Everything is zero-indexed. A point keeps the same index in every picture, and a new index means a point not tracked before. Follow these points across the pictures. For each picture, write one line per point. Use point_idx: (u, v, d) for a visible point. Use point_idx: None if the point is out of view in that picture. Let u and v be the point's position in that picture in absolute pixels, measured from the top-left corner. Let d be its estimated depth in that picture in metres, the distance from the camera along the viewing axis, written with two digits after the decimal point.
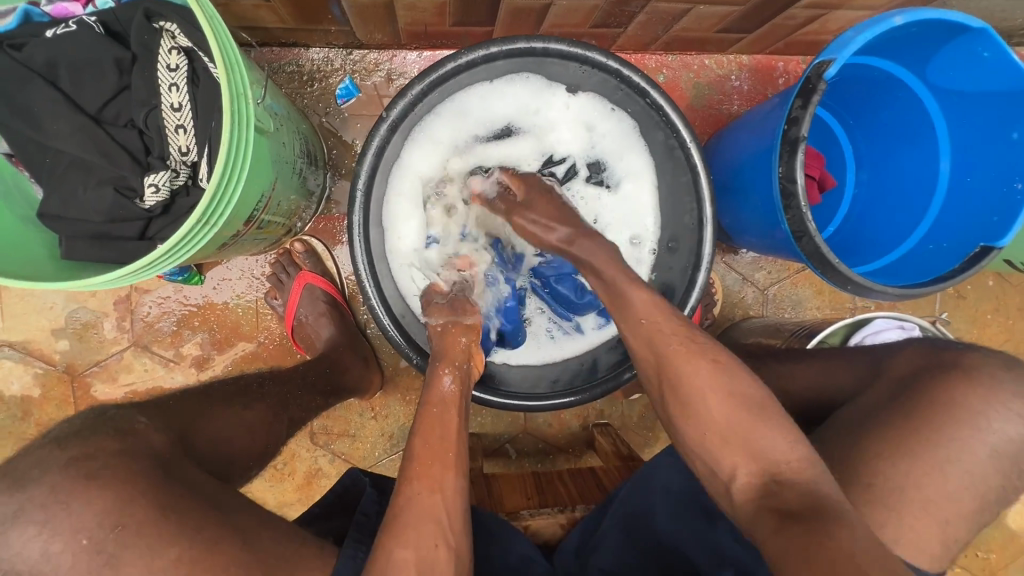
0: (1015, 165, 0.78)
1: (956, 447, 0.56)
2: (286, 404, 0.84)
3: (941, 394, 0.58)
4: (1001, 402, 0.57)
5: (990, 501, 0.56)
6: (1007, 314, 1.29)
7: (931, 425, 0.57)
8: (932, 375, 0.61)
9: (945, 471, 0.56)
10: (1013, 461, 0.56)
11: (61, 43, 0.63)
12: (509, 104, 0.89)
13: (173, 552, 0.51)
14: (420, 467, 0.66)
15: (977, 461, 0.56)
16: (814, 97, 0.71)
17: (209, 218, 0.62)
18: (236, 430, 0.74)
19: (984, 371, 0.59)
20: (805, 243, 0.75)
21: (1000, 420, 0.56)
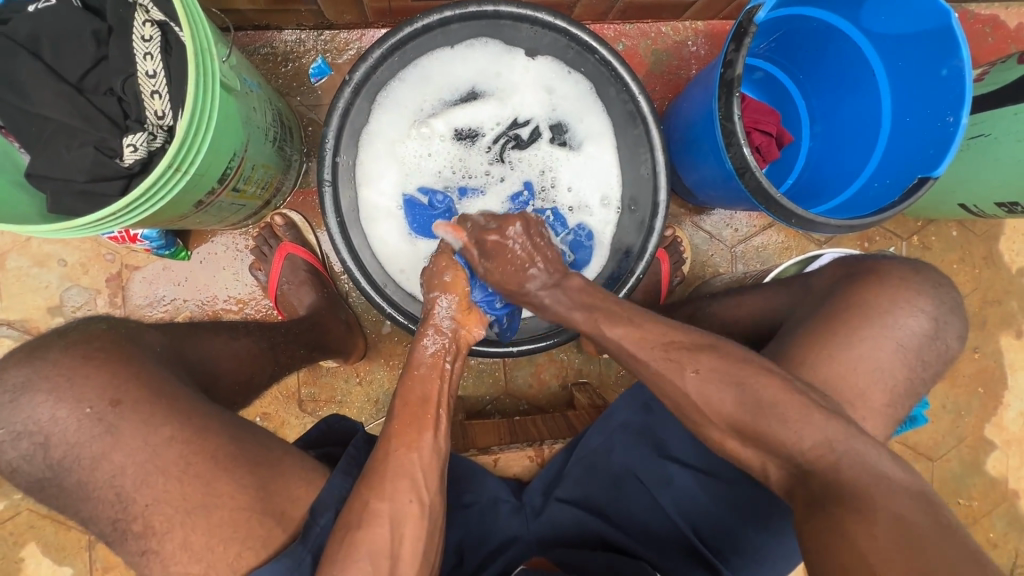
0: (947, 99, 0.83)
1: (865, 346, 0.62)
2: (273, 345, 0.88)
3: (855, 295, 0.65)
4: (908, 299, 0.63)
5: (902, 393, 0.62)
6: (973, 263, 1.34)
7: (846, 325, 0.63)
8: (852, 284, 0.66)
9: (858, 368, 0.62)
10: (919, 353, 0.63)
11: (44, 18, 0.69)
12: (470, 69, 0.95)
13: (167, 430, 0.58)
14: (399, 427, 0.64)
15: (887, 357, 0.62)
16: (746, 40, 0.76)
17: (180, 166, 0.68)
18: (224, 352, 0.78)
19: (893, 274, 0.66)
20: (749, 179, 0.80)
21: (906, 314, 0.62)
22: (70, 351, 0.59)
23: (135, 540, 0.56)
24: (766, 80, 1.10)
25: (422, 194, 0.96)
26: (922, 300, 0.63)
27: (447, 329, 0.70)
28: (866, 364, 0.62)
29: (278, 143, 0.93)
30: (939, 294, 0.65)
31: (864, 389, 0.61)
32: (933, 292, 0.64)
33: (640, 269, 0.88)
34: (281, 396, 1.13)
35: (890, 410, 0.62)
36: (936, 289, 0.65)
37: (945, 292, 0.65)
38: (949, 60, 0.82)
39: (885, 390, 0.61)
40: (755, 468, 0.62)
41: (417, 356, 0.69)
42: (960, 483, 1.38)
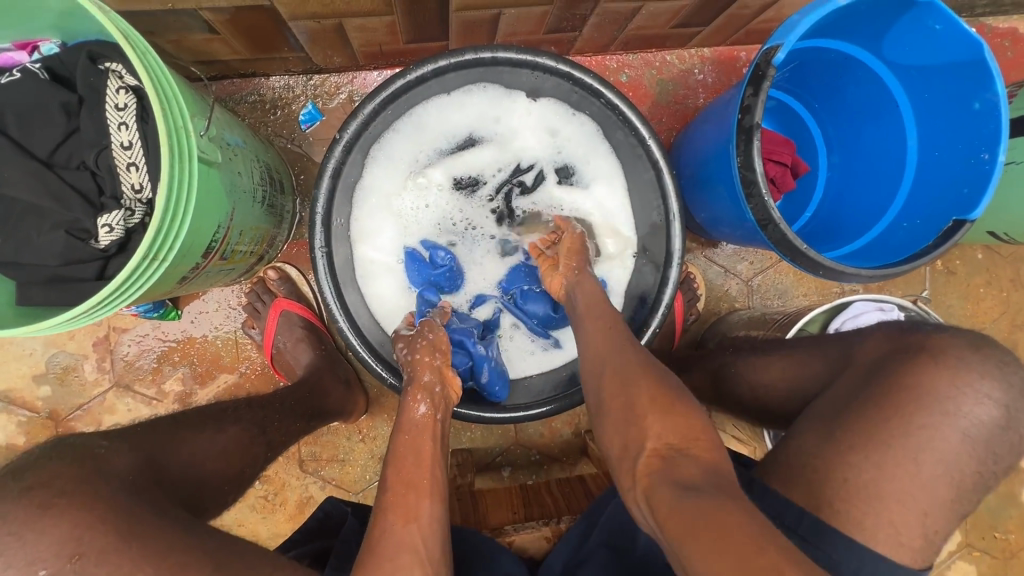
0: (981, 135, 0.77)
1: (926, 434, 0.54)
2: (266, 428, 0.81)
3: (905, 376, 0.57)
4: (970, 383, 0.55)
5: (969, 488, 0.54)
6: (1000, 286, 1.27)
7: (898, 410, 0.55)
8: (900, 362, 0.59)
9: (919, 458, 0.54)
10: (986, 443, 0.54)
11: (9, 92, 0.64)
12: (468, 115, 0.89)
13: None
14: (398, 517, 0.59)
15: (951, 445, 0.54)
16: (765, 84, 0.71)
17: (159, 253, 0.62)
18: (208, 454, 0.70)
19: (950, 352, 0.57)
20: (771, 231, 0.74)
21: (969, 402, 0.54)
22: (24, 499, 0.47)
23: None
24: (780, 108, 1.04)
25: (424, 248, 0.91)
26: (988, 383, 0.55)
27: (436, 389, 0.72)
28: (930, 454, 0.54)
29: (267, 202, 0.88)
30: (1007, 374, 0.56)
31: (927, 482, 0.54)
32: (999, 373, 0.56)
33: (655, 321, 0.85)
34: (280, 456, 1.08)
35: (955, 505, 0.54)
36: (1002, 368, 0.56)
37: (1013, 371, 0.57)
38: (982, 93, 0.76)
39: (951, 485, 0.54)
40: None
41: (407, 416, 0.69)
42: (996, 516, 1.32)
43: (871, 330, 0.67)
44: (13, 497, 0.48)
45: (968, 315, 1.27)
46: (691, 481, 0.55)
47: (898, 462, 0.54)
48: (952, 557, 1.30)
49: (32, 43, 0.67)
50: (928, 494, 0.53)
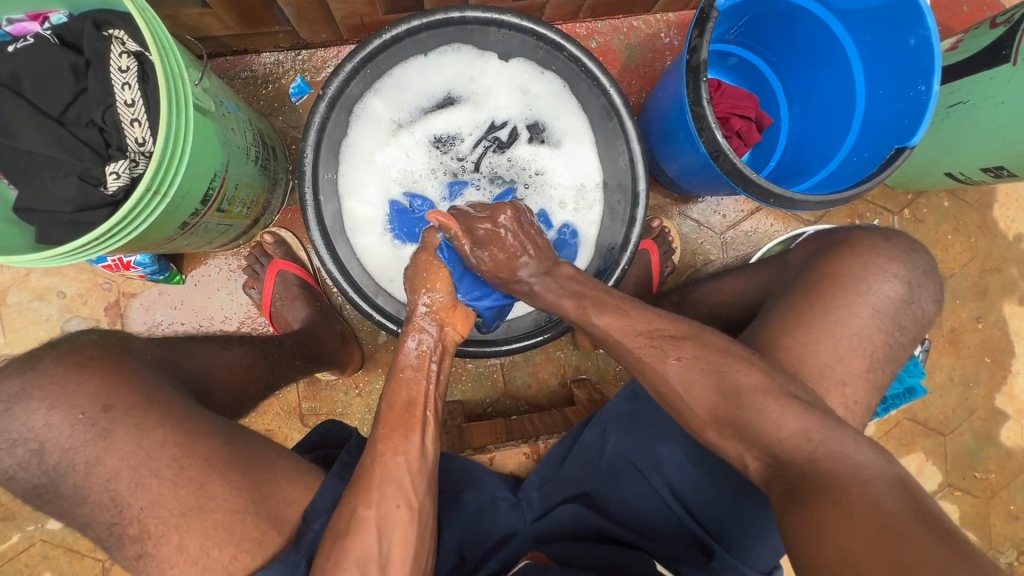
0: (917, 68, 0.83)
1: (842, 312, 0.63)
2: (268, 356, 0.88)
3: (828, 263, 0.67)
4: (880, 265, 0.65)
5: (881, 359, 0.63)
6: (968, 232, 1.32)
7: (821, 295, 0.64)
8: (826, 254, 0.68)
9: (837, 334, 0.63)
10: (894, 317, 0.64)
11: (24, 57, 0.72)
12: (444, 75, 0.96)
13: (159, 433, 0.59)
14: (386, 431, 0.65)
15: (864, 320, 0.63)
16: (709, 25, 0.77)
17: (160, 188, 0.69)
18: (217, 361, 0.79)
19: (866, 241, 0.67)
20: (723, 162, 0.80)
21: (880, 280, 0.64)
22: (62, 360, 0.60)
23: (131, 544, 0.57)
24: (741, 65, 1.10)
25: (408, 199, 0.98)
26: (892, 264, 0.65)
27: (434, 329, 0.71)
28: (843, 329, 0.62)
29: (261, 163, 0.95)
30: (911, 261, 0.67)
31: (843, 353, 0.62)
32: (903, 258, 0.66)
33: (625, 259, 0.88)
34: (282, 411, 1.14)
35: (871, 376, 0.63)
36: (908, 256, 0.67)
37: (917, 258, 0.67)
38: (915, 30, 0.82)
39: (864, 356, 0.62)
40: (744, 462, 0.62)
41: (402, 357, 0.69)
42: (975, 456, 1.36)
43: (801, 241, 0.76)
44: (54, 358, 0.60)
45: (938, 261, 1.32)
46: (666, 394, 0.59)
47: (817, 340, 0.63)
48: (936, 497, 1.34)
49: (43, 14, 0.75)
50: (845, 364, 0.61)
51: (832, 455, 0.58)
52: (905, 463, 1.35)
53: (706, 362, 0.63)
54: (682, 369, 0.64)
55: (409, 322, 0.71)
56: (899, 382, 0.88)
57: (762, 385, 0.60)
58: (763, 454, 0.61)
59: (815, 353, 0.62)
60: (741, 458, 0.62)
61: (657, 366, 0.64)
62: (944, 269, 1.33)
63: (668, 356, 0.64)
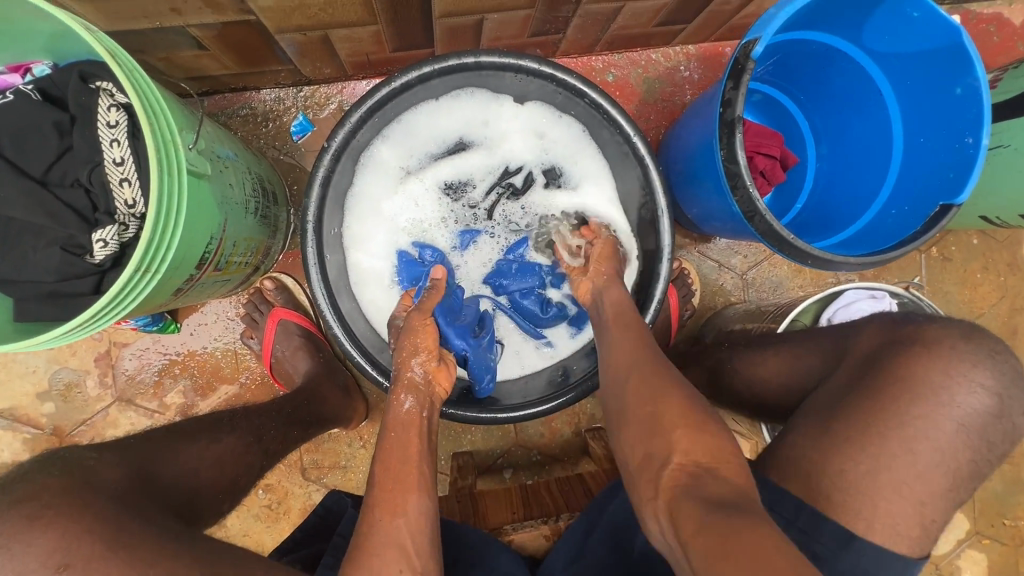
0: (964, 120, 0.78)
1: (922, 424, 0.54)
2: (262, 436, 0.80)
3: (902, 364, 0.57)
4: (966, 372, 0.55)
5: (964, 476, 0.55)
6: (997, 270, 1.27)
7: (895, 403, 0.55)
8: (898, 353, 0.58)
9: (917, 449, 0.54)
10: (981, 432, 0.54)
11: (4, 114, 0.66)
12: (456, 119, 0.89)
13: None
14: (383, 494, 0.61)
15: (946, 434, 0.54)
16: (745, 77, 0.71)
17: (150, 267, 0.64)
18: (204, 455, 0.70)
19: (944, 344, 0.57)
20: (758, 222, 0.75)
21: (965, 391, 0.54)
22: (15, 505, 0.51)
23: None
24: (766, 102, 1.05)
25: (416, 250, 0.92)
26: (979, 371, 0.55)
27: (423, 384, 0.71)
28: (924, 444, 0.54)
29: (260, 213, 0.89)
30: (998, 363, 0.57)
31: (923, 472, 0.53)
32: (991, 361, 0.56)
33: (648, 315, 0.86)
34: (282, 465, 1.08)
35: (953, 493, 0.54)
36: (993, 357, 0.57)
37: (1004, 359, 0.57)
38: (963, 79, 0.76)
39: (946, 475, 0.54)
40: None
41: (394, 412, 0.68)
42: (1004, 503, 1.30)
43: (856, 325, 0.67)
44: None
45: (966, 300, 1.27)
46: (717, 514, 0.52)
47: (894, 455, 0.54)
48: (963, 546, 1.29)
49: (25, 65, 0.69)
50: (927, 484, 0.53)
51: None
52: None
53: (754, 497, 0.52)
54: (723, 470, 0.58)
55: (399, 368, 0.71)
56: None
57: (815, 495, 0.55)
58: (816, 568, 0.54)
59: (891, 469, 0.54)
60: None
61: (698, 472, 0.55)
62: (972, 308, 1.28)
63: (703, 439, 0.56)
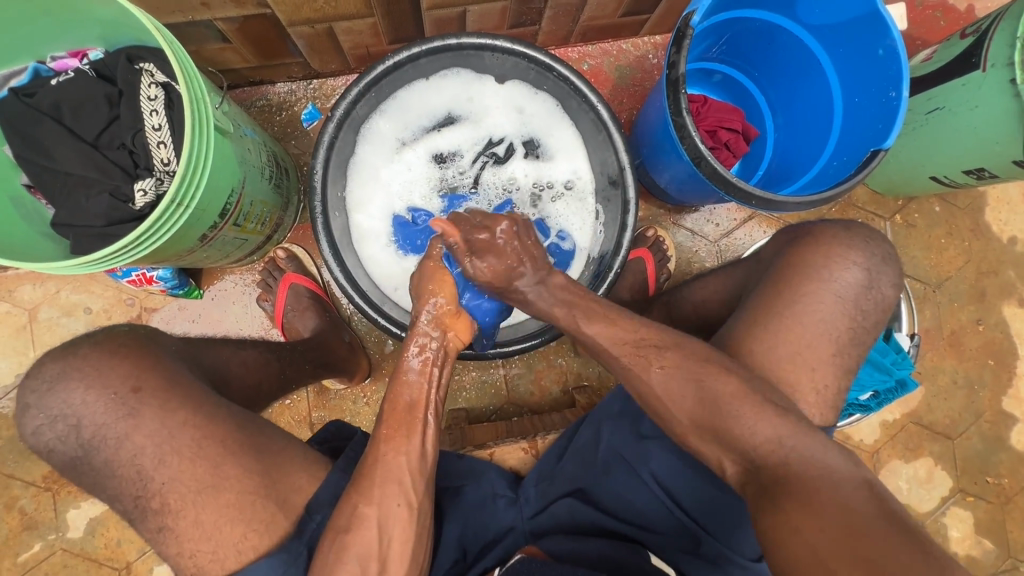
0: (887, 76, 0.88)
1: (807, 300, 0.67)
2: (280, 356, 0.94)
3: (795, 254, 0.71)
4: (841, 255, 0.69)
5: (846, 342, 0.67)
6: (961, 236, 1.35)
7: (790, 285, 0.68)
8: (791, 247, 0.72)
9: (805, 320, 0.66)
10: (856, 303, 0.67)
11: (65, 89, 0.79)
12: (444, 96, 1.03)
13: (181, 415, 0.64)
14: (388, 431, 0.67)
15: (828, 306, 0.67)
16: (685, 42, 0.83)
17: (182, 203, 0.76)
18: (233, 357, 0.84)
19: (827, 234, 0.70)
20: (705, 166, 0.85)
21: (841, 268, 0.68)
22: (97, 346, 0.66)
23: (153, 517, 0.62)
24: (726, 81, 1.16)
25: (410, 213, 1.04)
26: (852, 253, 0.69)
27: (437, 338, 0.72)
28: (810, 316, 0.66)
29: (274, 182, 1.02)
30: (870, 248, 0.70)
31: (810, 340, 0.66)
32: (863, 245, 0.70)
33: (618, 263, 0.91)
34: (293, 421, 1.18)
35: (839, 359, 0.66)
36: (867, 243, 0.70)
37: (876, 245, 0.71)
38: (883, 41, 0.87)
39: (830, 340, 0.66)
40: (729, 458, 0.65)
41: (404, 365, 0.71)
42: (986, 461, 1.34)
43: (770, 240, 0.80)
44: (90, 345, 0.67)
45: (933, 264, 1.34)
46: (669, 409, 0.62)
47: (787, 328, 0.66)
48: (947, 503, 1.32)
49: (83, 52, 0.83)
50: (814, 349, 0.65)
51: (820, 454, 0.61)
52: (914, 469, 1.33)
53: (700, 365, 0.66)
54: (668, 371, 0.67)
55: (413, 328, 0.72)
56: (891, 377, 0.92)
57: (742, 380, 0.64)
58: (732, 439, 0.63)
59: (787, 340, 0.66)
60: (728, 453, 0.65)
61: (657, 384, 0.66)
62: (940, 272, 1.35)
63: (659, 368, 0.67)
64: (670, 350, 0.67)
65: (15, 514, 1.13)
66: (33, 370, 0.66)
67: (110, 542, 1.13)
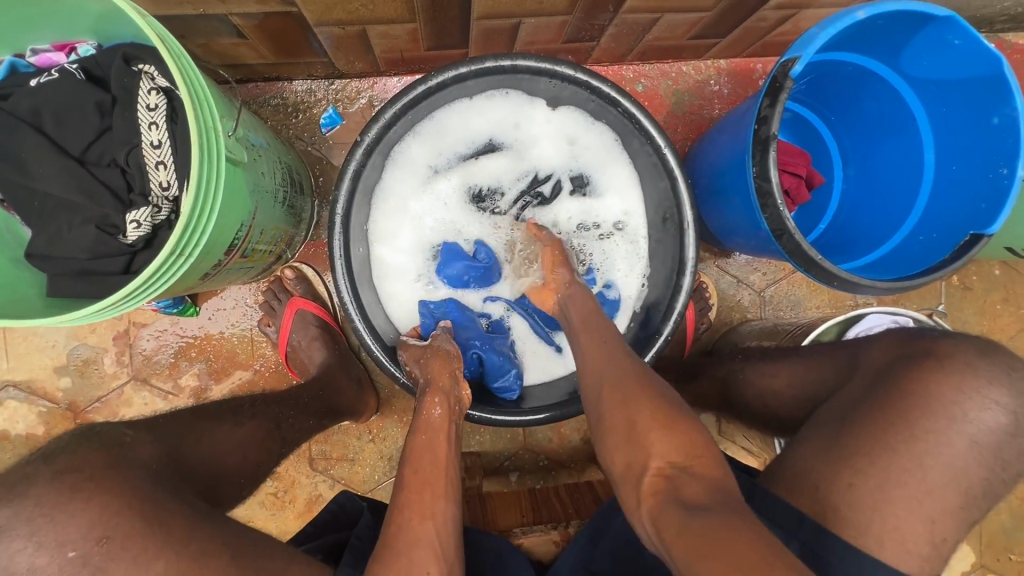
0: (998, 150, 0.77)
1: (931, 439, 0.56)
2: (279, 423, 0.81)
3: (915, 379, 0.59)
4: (978, 389, 0.57)
5: (977, 494, 0.56)
6: (1018, 303, 1.26)
7: (907, 419, 0.57)
8: (911, 367, 0.61)
9: (925, 463, 0.56)
10: (993, 450, 0.56)
11: (46, 91, 0.66)
12: (487, 120, 0.90)
13: (157, 567, 0.49)
14: (412, 496, 0.64)
15: (958, 450, 0.56)
16: (782, 96, 0.71)
17: (184, 251, 0.64)
18: (229, 444, 0.72)
19: (959, 359, 0.59)
20: (786, 241, 0.74)
21: (977, 408, 0.56)
22: (54, 481, 0.50)
23: None
24: (796, 121, 1.05)
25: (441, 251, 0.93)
26: (994, 390, 0.57)
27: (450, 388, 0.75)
28: (933, 459, 0.56)
29: (288, 202, 0.90)
30: (1016, 382, 0.58)
31: (933, 487, 0.56)
32: (1008, 380, 0.58)
33: (668, 329, 0.85)
34: (291, 454, 1.09)
35: (962, 512, 0.56)
36: (1011, 374, 0.59)
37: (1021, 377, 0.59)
38: (1001, 109, 0.76)
39: (957, 492, 0.55)
40: None
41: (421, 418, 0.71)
42: (1012, 537, 1.29)
43: (873, 342, 0.69)
44: (46, 482, 0.50)
45: (985, 331, 1.26)
46: (713, 526, 0.55)
47: (903, 469, 0.56)
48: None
49: (70, 44, 0.69)
50: (936, 500, 0.55)
51: None
52: None
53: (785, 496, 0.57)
54: None
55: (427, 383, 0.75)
56: None
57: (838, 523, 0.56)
58: None
59: (903, 483, 0.56)
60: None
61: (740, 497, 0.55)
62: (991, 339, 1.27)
63: None
64: None
65: None
66: None
67: None
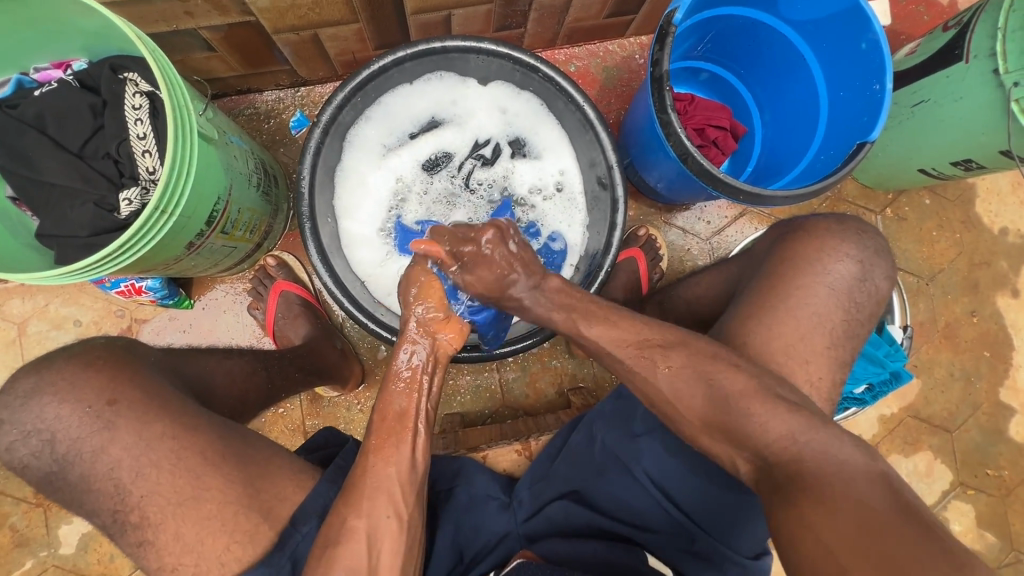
0: (870, 70, 0.89)
1: (802, 293, 0.72)
2: (268, 364, 0.95)
3: (788, 250, 0.76)
4: (835, 248, 0.74)
5: (842, 336, 0.71)
6: (952, 228, 1.35)
7: (784, 279, 0.73)
8: (785, 242, 0.78)
9: (798, 314, 0.71)
10: (850, 294, 0.72)
11: (47, 99, 0.79)
12: (428, 100, 1.03)
13: (158, 427, 0.65)
14: (378, 441, 0.66)
15: (822, 300, 0.72)
16: (668, 40, 0.83)
17: (166, 207, 0.75)
18: (217, 368, 0.85)
19: (822, 227, 0.77)
20: (692, 163, 0.86)
21: (835, 261, 0.73)
22: (72, 359, 0.67)
23: (133, 530, 0.63)
24: (712, 79, 1.17)
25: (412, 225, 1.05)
26: (845, 247, 0.74)
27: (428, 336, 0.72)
28: (802, 307, 0.71)
29: (262, 189, 1.01)
30: (864, 241, 0.76)
31: (803, 332, 0.70)
32: (857, 240, 0.75)
33: (608, 262, 0.91)
34: (286, 429, 1.17)
35: None
36: (860, 237, 0.76)
37: (869, 239, 0.77)
38: (865, 34, 0.88)
39: (823, 332, 0.70)
40: (726, 450, 0.66)
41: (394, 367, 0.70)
42: (985, 453, 1.34)
43: (764, 235, 0.86)
44: (65, 359, 0.67)
45: (925, 257, 1.34)
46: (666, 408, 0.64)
47: (779, 320, 0.71)
48: (947, 496, 1.32)
49: (66, 62, 0.83)
50: (808, 340, 0.70)
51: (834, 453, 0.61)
52: (913, 463, 1.32)
53: (698, 362, 0.67)
54: (679, 378, 0.67)
55: (402, 334, 0.72)
56: (884, 367, 0.94)
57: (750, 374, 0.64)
58: (741, 429, 0.63)
59: (778, 331, 0.70)
60: (727, 447, 0.65)
61: (654, 353, 0.69)
62: (933, 265, 1.35)
63: (656, 355, 0.69)
64: (674, 336, 0.69)
65: (6, 531, 1.11)
66: (5, 386, 0.66)
67: (102, 557, 1.12)
